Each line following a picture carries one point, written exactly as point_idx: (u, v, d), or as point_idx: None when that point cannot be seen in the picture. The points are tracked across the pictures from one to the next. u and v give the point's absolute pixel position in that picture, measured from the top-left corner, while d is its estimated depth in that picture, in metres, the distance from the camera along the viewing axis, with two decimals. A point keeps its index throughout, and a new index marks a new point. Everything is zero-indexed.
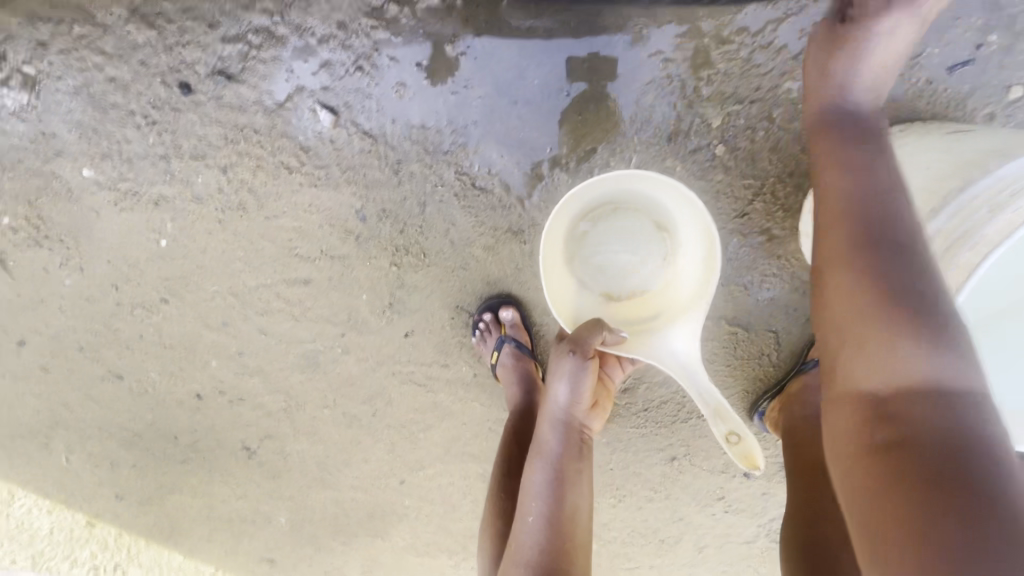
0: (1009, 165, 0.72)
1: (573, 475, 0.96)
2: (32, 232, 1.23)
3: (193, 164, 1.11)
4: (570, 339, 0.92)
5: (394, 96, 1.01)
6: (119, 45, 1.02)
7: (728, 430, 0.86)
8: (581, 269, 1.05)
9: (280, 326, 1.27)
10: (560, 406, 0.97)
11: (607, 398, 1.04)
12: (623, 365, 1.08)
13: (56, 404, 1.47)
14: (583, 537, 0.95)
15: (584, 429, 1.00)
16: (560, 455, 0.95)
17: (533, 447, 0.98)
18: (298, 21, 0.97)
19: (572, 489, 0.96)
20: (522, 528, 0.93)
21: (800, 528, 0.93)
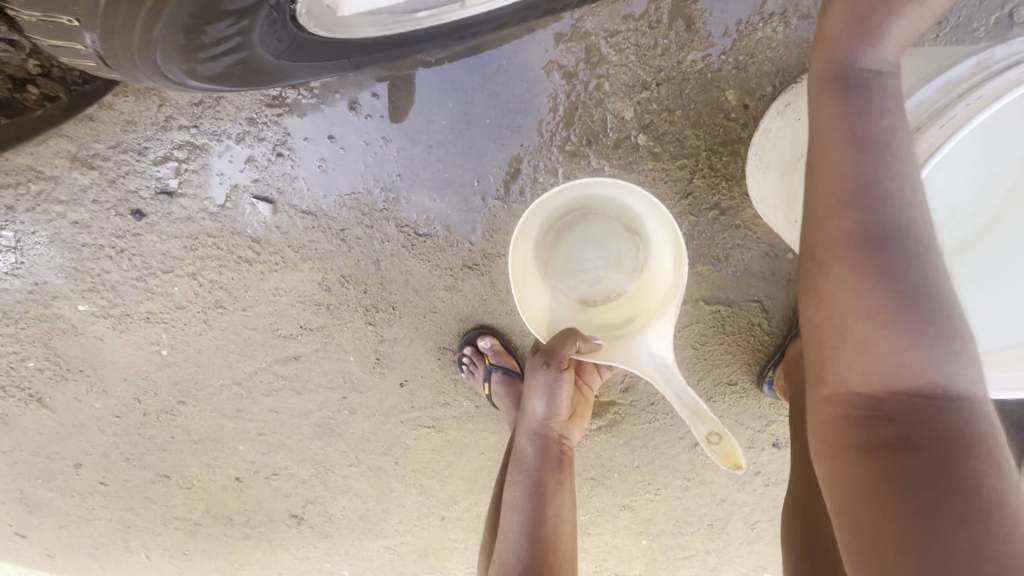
0: (924, 89, 0.67)
1: (554, 485, 1.01)
2: (55, 368, 1.34)
3: (165, 277, 1.18)
4: (545, 351, 0.92)
5: (318, 171, 1.05)
6: (72, 190, 1.10)
7: (709, 431, 0.82)
8: (552, 277, 1.02)
9: (287, 401, 1.33)
10: (536, 417, 1.00)
11: (585, 406, 1.07)
12: (600, 372, 1.10)
13: (124, 510, 1.60)
14: (568, 546, 0.99)
15: (564, 440, 1.04)
16: (541, 466, 1.01)
17: (514, 459, 1.03)
18: (214, 128, 1.04)
19: (553, 498, 1.00)
20: (506, 536, 0.97)
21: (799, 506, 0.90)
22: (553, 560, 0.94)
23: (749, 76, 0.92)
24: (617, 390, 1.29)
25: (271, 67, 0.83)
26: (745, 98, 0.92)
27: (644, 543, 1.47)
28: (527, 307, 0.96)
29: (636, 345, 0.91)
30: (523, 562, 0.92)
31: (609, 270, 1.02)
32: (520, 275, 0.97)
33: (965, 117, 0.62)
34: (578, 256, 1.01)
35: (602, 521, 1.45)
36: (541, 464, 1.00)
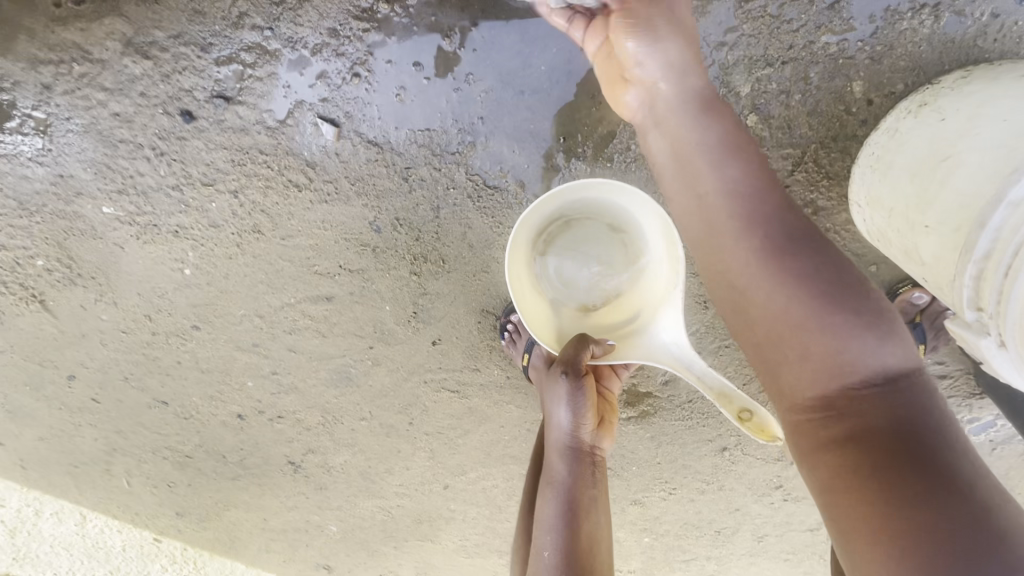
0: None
1: (587, 500, 0.92)
2: (65, 270, 1.25)
3: (204, 191, 1.09)
4: (563, 360, 0.89)
5: (394, 99, 0.98)
6: (119, 79, 1.01)
7: (739, 409, 0.82)
8: (549, 287, 1.00)
9: (309, 343, 1.26)
10: (563, 429, 0.95)
11: (613, 413, 1.01)
12: (619, 374, 1.06)
13: (111, 432, 1.53)
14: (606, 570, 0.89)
15: (596, 449, 0.97)
16: (573, 479, 0.93)
17: (544, 474, 0.96)
18: (290, 34, 0.96)
19: (588, 515, 0.91)
20: (539, 556, 0.88)
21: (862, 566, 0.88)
22: None
23: (882, 70, 0.86)
24: (657, 382, 1.21)
25: None
26: (871, 93, 0.87)
27: (645, 539, 1.46)
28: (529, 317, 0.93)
29: (648, 340, 0.91)
30: None
31: (603, 271, 0.99)
32: (519, 288, 0.94)
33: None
34: (569, 261, 0.99)
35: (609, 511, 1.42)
36: (573, 478, 0.93)
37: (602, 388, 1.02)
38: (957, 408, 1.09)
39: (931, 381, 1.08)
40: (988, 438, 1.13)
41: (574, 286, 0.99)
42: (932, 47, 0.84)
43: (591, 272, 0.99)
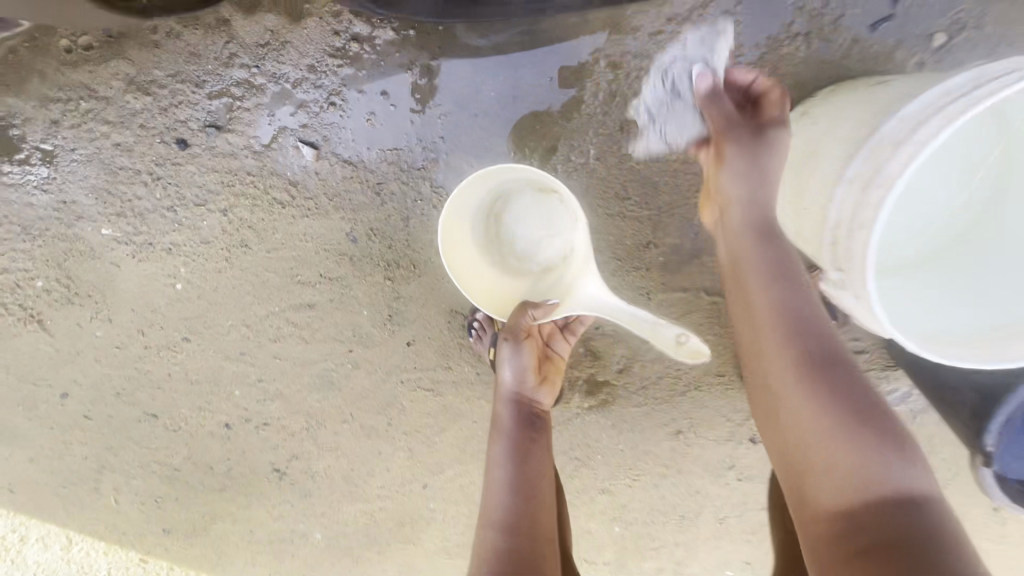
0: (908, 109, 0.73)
1: (528, 441, 1.05)
2: (63, 290, 1.35)
3: (196, 210, 1.22)
4: (505, 329, 1.05)
5: (366, 124, 1.12)
6: (121, 113, 1.14)
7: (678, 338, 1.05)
8: (505, 260, 1.14)
9: (293, 349, 1.36)
10: (508, 387, 1.09)
11: (557, 372, 1.14)
12: (568, 338, 1.18)
13: (102, 449, 1.59)
14: (547, 502, 1.02)
15: (537, 404, 1.10)
16: (514, 427, 1.06)
17: (492, 424, 1.09)
18: (274, 70, 1.10)
19: (529, 454, 1.04)
20: (490, 490, 1.01)
21: None
22: (532, 503, 0.99)
23: None
24: (613, 370, 1.33)
25: None
26: None
27: (616, 529, 1.54)
28: (480, 294, 1.10)
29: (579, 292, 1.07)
30: (507, 512, 0.96)
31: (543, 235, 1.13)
32: (474, 268, 1.10)
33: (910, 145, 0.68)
34: (514, 234, 1.14)
35: (581, 501, 1.51)
36: (518, 426, 1.07)
37: (548, 350, 1.14)
38: (876, 379, 1.23)
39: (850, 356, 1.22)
40: (907, 407, 1.26)
41: (524, 254, 1.14)
42: (814, 66, 0.98)
43: (533, 239, 1.13)
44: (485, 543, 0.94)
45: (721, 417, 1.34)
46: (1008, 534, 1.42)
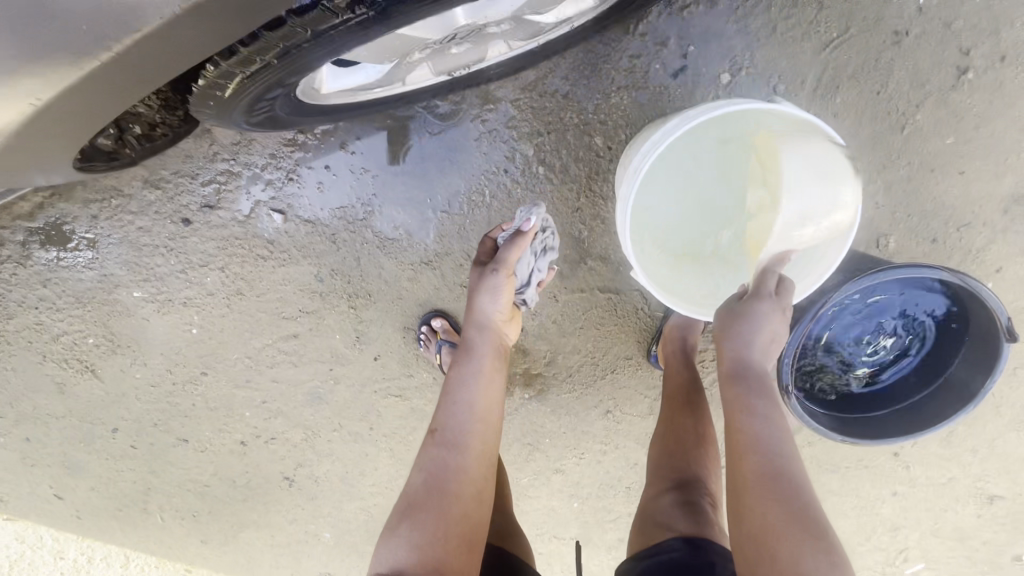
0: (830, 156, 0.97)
1: (490, 368, 1.20)
2: (108, 343, 1.72)
3: (201, 270, 1.58)
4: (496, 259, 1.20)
5: (318, 191, 1.46)
6: (141, 205, 1.53)
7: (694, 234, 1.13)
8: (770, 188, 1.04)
9: (287, 372, 1.69)
10: (484, 312, 1.21)
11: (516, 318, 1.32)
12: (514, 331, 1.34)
13: (147, 474, 1.94)
14: (494, 418, 1.16)
15: (503, 336, 1.27)
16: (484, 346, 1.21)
17: (464, 345, 1.21)
18: (246, 160, 1.46)
19: (488, 377, 1.19)
20: (452, 399, 1.14)
21: (663, 445, 1.24)
22: (482, 423, 1.13)
23: (610, 127, 1.30)
24: (542, 365, 1.59)
25: (307, 65, 0.88)
26: (609, 142, 1.31)
27: (575, 505, 1.77)
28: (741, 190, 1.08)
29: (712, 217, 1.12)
30: (466, 422, 1.12)
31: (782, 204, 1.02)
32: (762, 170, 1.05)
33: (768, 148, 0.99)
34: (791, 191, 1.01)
35: (539, 483, 1.76)
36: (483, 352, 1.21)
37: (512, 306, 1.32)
38: None
39: None
40: None
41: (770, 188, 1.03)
42: (639, 109, 1.27)
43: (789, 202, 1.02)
44: (436, 456, 1.07)
45: (638, 393, 1.60)
46: (914, 476, 1.59)
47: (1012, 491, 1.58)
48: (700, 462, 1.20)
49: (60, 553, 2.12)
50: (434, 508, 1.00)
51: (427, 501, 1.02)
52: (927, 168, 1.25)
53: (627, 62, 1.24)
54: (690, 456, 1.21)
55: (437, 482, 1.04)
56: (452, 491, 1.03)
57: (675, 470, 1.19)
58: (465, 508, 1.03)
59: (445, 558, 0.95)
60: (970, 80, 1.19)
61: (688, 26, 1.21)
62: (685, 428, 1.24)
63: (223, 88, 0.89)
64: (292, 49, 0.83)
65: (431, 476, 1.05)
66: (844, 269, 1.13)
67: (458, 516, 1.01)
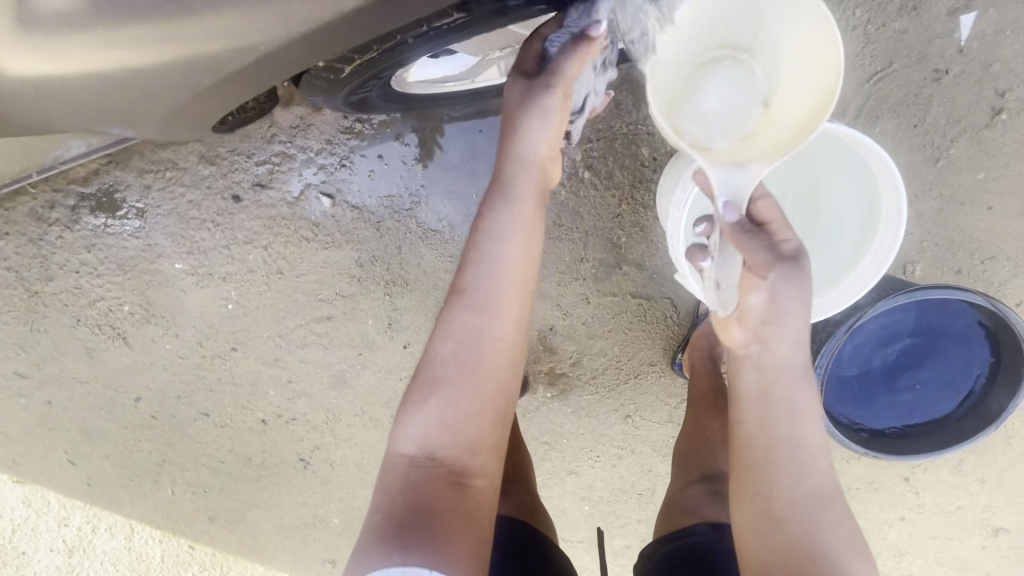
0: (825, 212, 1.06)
1: (528, 217, 1.08)
2: (143, 312, 1.76)
3: (245, 247, 1.62)
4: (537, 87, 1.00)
5: (368, 179, 1.52)
6: (195, 179, 1.58)
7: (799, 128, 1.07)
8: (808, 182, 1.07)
9: (316, 354, 1.73)
10: (529, 147, 1.06)
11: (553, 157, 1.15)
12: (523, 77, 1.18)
13: (164, 446, 1.96)
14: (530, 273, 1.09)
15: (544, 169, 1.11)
16: (524, 194, 1.08)
17: (503, 181, 1.08)
18: (302, 144, 1.52)
19: (529, 228, 1.08)
20: (493, 261, 1.05)
21: (692, 439, 1.29)
22: (522, 285, 1.07)
23: (657, 139, 1.36)
24: (567, 365, 1.63)
25: (405, 56, 0.94)
26: (654, 153, 1.37)
27: (586, 508, 1.79)
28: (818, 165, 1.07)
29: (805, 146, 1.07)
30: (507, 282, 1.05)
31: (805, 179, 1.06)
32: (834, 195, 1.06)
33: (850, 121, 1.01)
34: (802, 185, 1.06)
35: (553, 483, 1.78)
36: (519, 197, 1.08)
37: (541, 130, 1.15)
38: None
39: None
40: None
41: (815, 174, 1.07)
42: None
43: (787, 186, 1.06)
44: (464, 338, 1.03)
45: (658, 400, 1.64)
46: (923, 503, 1.63)
47: (1018, 525, 1.61)
48: (728, 460, 1.24)
49: (65, 519, 2.12)
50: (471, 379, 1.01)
51: (456, 382, 1.01)
52: (958, 201, 1.31)
53: None
54: (719, 452, 1.25)
55: (468, 358, 1.02)
56: (487, 370, 1.02)
57: (702, 465, 1.24)
58: (499, 381, 1.03)
59: (482, 435, 1.01)
60: (1003, 121, 1.25)
61: None
62: (714, 427, 1.28)
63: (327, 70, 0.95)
64: (410, 41, 0.90)
65: (461, 348, 1.03)
66: (876, 289, 1.18)
67: (492, 391, 1.03)
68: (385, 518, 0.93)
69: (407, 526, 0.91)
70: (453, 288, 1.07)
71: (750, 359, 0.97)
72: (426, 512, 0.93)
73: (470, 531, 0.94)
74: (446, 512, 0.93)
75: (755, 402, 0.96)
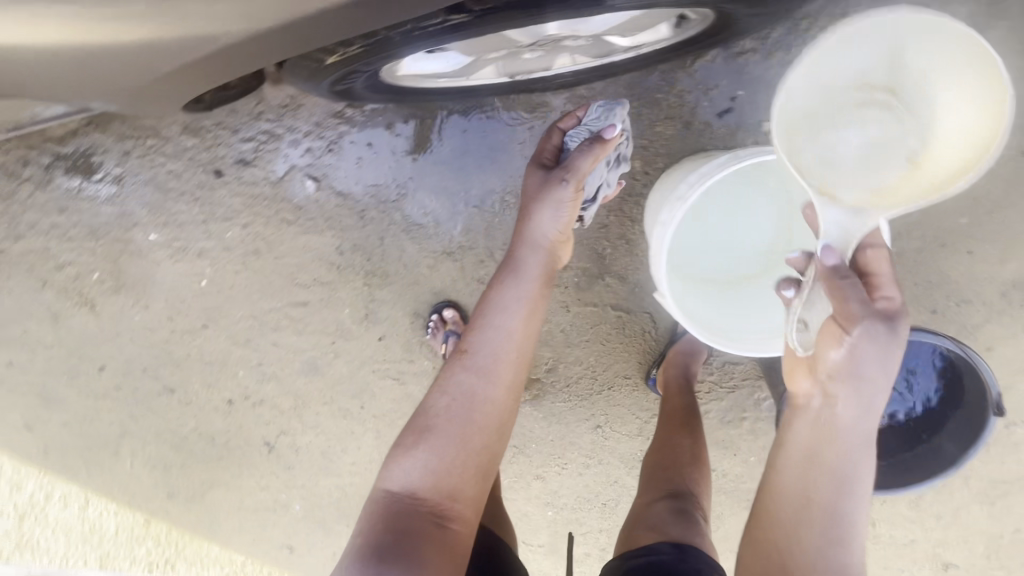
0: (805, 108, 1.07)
1: (535, 299, 1.15)
2: (113, 281, 1.71)
3: (224, 224, 1.58)
4: (567, 168, 1.11)
5: (356, 166, 1.49)
6: (177, 149, 1.54)
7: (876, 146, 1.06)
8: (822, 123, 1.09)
9: (289, 339, 1.70)
10: (543, 232, 1.15)
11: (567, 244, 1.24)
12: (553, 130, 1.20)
13: (126, 418, 1.92)
14: (525, 351, 1.14)
15: (554, 258, 1.20)
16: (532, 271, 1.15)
17: (514, 264, 1.16)
18: (290, 124, 1.48)
19: (533, 308, 1.15)
20: (490, 329, 1.12)
21: (661, 456, 1.28)
22: (518, 360, 1.12)
23: (650, 153, 1.35)
24: (542, 370, 1.62)
25: (393, 50, 0.91)
26: (646, 167, 1.36)
27: (549, 513, 1.79)
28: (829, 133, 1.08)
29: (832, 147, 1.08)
30: (499, 352, 1.10)
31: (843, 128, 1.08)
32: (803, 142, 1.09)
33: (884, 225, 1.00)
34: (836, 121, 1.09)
35: (518, 486, 1.78)
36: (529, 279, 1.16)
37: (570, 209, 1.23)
38: (750, 388, 1.52)
39: (729, 366, 1.52)
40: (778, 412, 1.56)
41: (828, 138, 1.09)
42: (679, 141, 1.33)
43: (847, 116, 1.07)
44: (461, 381, 1.09)
45: (629, 412, 1.64)
46: (879, 533, 1.65)
47: (968, 562, 1.64)
48: (694, 480, 1.24)
49: (17, 485, 2.07)
50: (455, 433, 1.05)
51: (442, 428, 1.06)
52: (938, 242, 1.32)
53: (675, 95, 1.31)
54: (686, 470, 1.24)
55: (462, 410, 1.07)
56: (478, 423, 1.07)
57: (668, 483, 1.23)
58: (486, 439, 1.08)
59: (461, 485, 1.04)
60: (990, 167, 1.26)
61: (739, 72, 1.27)
62: (682, 445, 1.28)
63: (313, 55, 0.91)
64: (394, 37, 0.86)
65: (452, 403, 1.07)
66: None
67: (479, 447, 1.07)
68: (363, 542, 0.97)
69: (386, 549, 0.94)
70: (461, 346, 1.13)
71: (811, 411, 1.00)
72: (402, 535, 0.96)
73: (443, 569, 0.96)
74: (420, 541, 0.95)
75: (797, 459, 1.00)
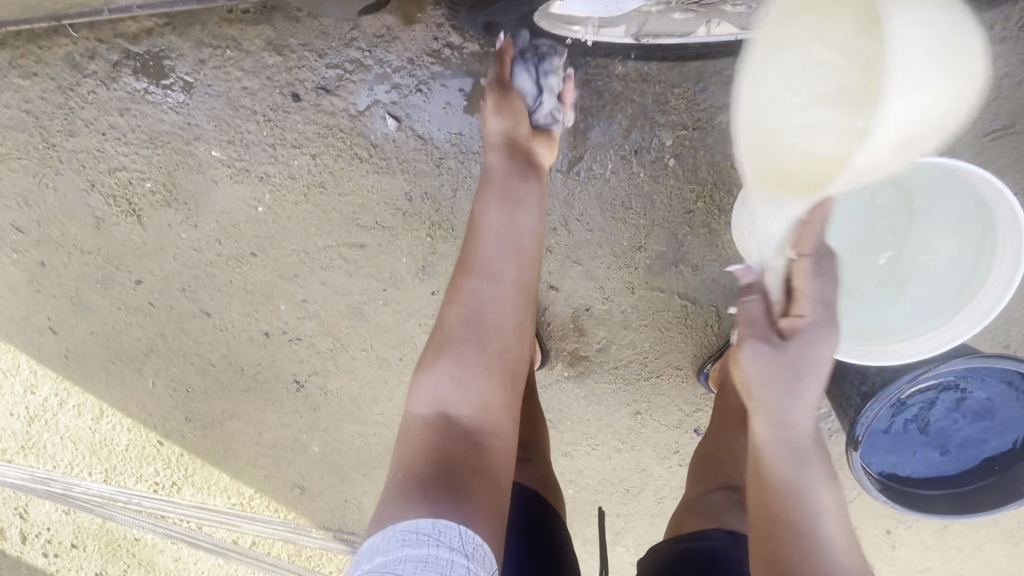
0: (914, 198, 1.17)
1: (521, 193, 1.13)
2: (166, 193, 1.65)
3: (292, 151, 1.52)
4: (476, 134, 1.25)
5: (442, 111, 1.44)
6: (256, 65, 1.47)
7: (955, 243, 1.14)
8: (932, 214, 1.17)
9: (339, 280, 1.66)
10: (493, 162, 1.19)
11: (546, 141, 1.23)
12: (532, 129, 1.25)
13: (155, 335, 1.88)
14: (532, 247, 1.13)
15: (528, 154, 1.19)
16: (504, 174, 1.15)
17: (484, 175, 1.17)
18: (381, 56, 1.42)
19: (522, 205, 1.13)
20: (485, 233, 1.11)
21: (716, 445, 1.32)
22: (517, 255, 1.10)
23: None
24: (593, 349, 1.59)
25: None
26: None
27: (570, 491, 1.79)
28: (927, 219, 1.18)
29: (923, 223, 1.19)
30: (500, 254, 1.09)
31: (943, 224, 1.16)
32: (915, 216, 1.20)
33: (813, 230, 0.97)
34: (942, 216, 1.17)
35: None
36: (508, 178, 1.15)
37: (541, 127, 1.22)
38: None
39: None
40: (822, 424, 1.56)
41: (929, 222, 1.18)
42: None
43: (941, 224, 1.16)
44: (474, 287, 1.07)
45: (673, 403, 1.62)
46: (896, 556, 1.66)
47: None
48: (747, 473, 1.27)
49: (32, 387, 2.03)
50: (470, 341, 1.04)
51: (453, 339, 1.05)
52: None
53: None
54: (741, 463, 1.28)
55: (474, 317, 1.06)
56: (488, 325, 1.06)
57: (721, 472, 1.27)
58: (504, 340, 1.06)
59: (489, 396, 1.02)
60: None
61: None
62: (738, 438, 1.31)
63: None
64: None
65: (465, 311, 1.06)
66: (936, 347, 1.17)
67: (497, 349, 1.05)
68: (408, 479, 0.92)
69: (433, 476, 0.91)
70: (462, 260, 1.12)
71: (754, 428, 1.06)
72: (446, 469, 0.92)
73: (489, 491, 0.93)
74: (463, 467, 0.93)
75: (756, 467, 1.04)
